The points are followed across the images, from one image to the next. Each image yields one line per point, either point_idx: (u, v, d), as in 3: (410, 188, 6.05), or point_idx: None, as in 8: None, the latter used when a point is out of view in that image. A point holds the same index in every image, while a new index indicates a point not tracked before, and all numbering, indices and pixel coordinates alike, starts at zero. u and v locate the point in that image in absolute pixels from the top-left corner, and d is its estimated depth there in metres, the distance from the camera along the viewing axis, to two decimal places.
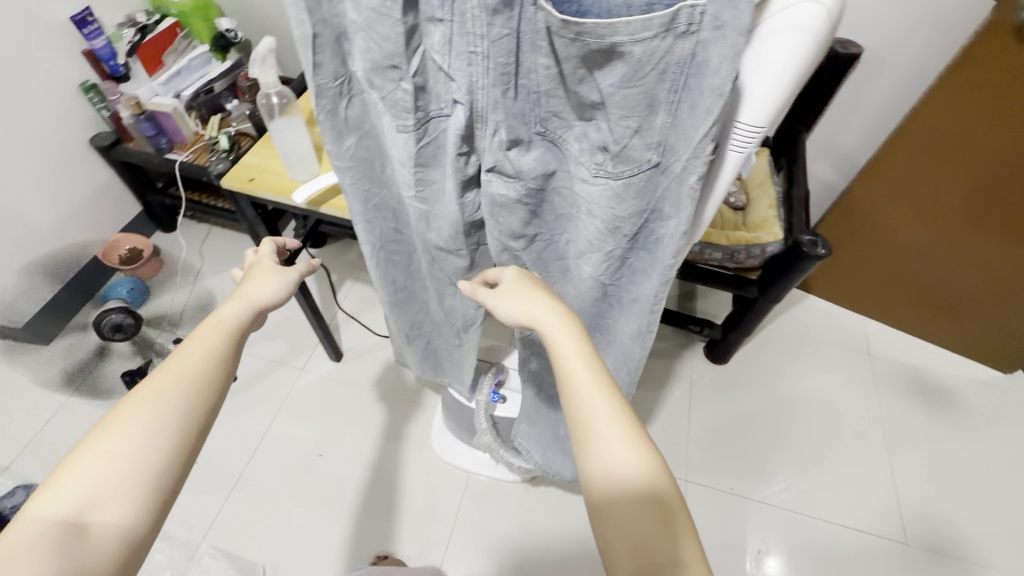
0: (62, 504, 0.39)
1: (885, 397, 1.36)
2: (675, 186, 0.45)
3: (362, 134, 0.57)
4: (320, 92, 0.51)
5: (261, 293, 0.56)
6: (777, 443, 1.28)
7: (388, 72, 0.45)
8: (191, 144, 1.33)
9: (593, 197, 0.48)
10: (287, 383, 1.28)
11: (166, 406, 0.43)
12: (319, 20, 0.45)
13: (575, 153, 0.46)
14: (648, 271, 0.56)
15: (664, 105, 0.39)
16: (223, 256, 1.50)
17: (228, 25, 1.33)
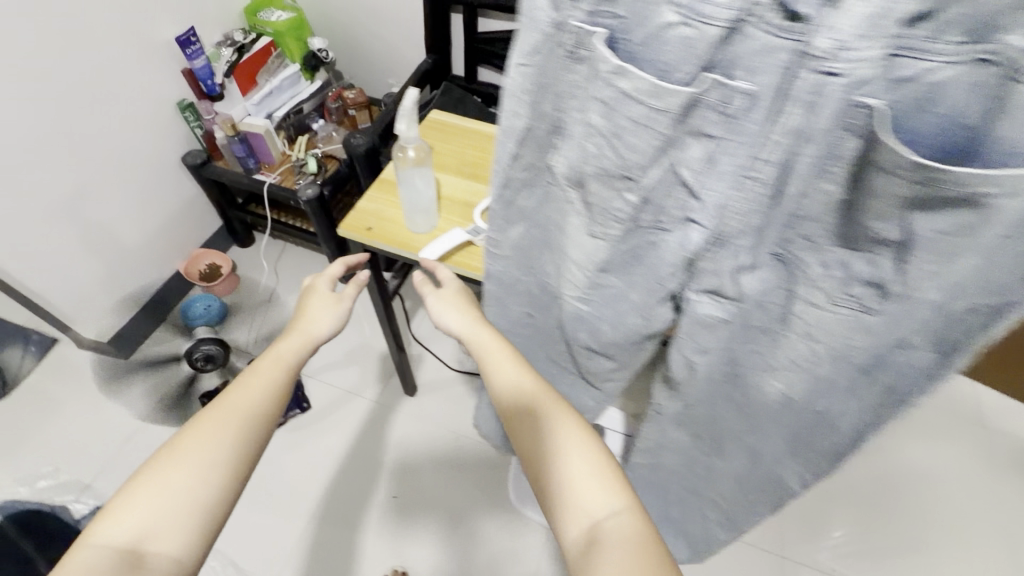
0: (119, 532, 0.44)
1: (1000, 478, 1.23)
2: (955, 327, 0.35)
3: (534, 229, 0.46)
4: (507, 183, 0.43)
5: (318, 328, 0.60)
6: (878, 519, 1.18)
7: (615, 181, 0.37)
8: (279, 164, 1.32)
9: (829, 330, 0.38)
10: (360, 416, 1.24)
11: (211, 441, 0.49)
12: (538, 113, 0.39)
13: (823, 284, 0.37)
14: (863, 402, 0.43)
15: (984, 250, 0.31)
16: (297, 275, 1.48)
17: (320, 45, 1.31)
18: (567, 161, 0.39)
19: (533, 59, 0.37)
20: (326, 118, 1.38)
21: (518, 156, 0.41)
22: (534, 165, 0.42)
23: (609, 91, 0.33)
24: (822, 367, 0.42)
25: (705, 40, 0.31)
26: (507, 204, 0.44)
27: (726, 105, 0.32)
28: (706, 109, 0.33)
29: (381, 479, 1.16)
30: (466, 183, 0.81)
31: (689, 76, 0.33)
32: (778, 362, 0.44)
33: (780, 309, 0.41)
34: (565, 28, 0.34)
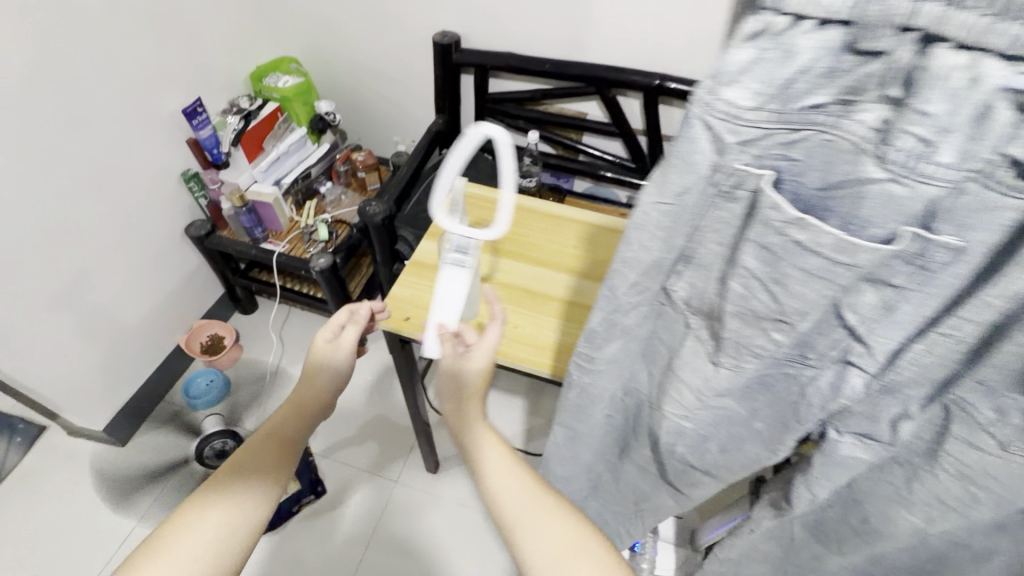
0: None
1: None
2: None
3: (638, 349, 0.43)
4: (613, 308, 0.38)
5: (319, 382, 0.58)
6: None
7: (762, 323, 0.32)
8: (287, 231, 1.26)
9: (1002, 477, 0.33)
10: (380, 498, 1.16)
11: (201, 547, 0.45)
12: (676, 250, 0.34)
13: (996, 433, 0.32)
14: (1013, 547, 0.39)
15: None
16: (304, 343, 1.40)
17: (328, 109, 1.29)
18: (697, 294, 0.35)
19: (680, 200, 0.32)
20: (334, 180, 1.36)
21: (636, 285, 0.36)
22: (650, 293, 0.37)
23: (780, 241, 0.29)
24: (980, 513, 0.36)
25: (910, 198, 0.27)
26: (608, 326, 0.40)
27: (925, 260, 0.28)
28: (901, 265, 0.29)
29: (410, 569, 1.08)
30: (507, 262, 0.76)
31: (888, 229, 0.28)
32: (916, 497, 0.39)
33: (926, 444, 0.36)
34: (724, 171, 0.30)
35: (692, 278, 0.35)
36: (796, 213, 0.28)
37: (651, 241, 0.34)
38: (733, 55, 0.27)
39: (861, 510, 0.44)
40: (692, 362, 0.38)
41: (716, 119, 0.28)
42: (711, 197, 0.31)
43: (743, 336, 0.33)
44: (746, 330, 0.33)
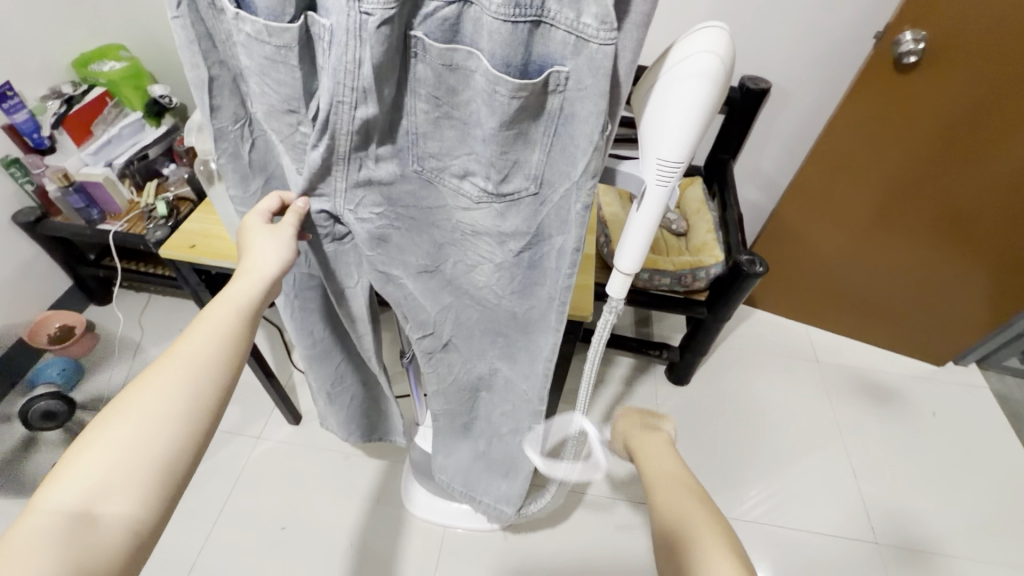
0: (70, 493, 0.40)
1: (838, 402, 1.41)
2: (557, 212, 0.48)
3: (261, 166, 0.57)
4: (220, 136, 0.52)
5: (263, 266, 0.55)
6: (748, 456, 1.31)
7: (285, 115, 0.47)
8: (126, 212, 1.28)
9: (478, 220, 0.51)
10: (243, 454, 1.21)
11: (169, 394, 0.46)
12: (213, 63, 0.47)
13: (451, 185, 0.49)
14: (540, 284, 0.57)
15: (540, 143, 0.44)
16: (165, 325, 1.42)
17: (161, 92, 1.31)
18: (258, 108, 0.49)
19: (181, 10, 0.43)
20: (177, 161, 1.35)
21: (230, 114, 0.51)
22: (237, 113, 0.51)
23: (241, 37, 0.42)
24: (498, 257, 0.54)
25: None
26: (235, 149, 0.54)
27: (323, 40, 0.41)
28: (317, 42, 0.42)
29: (271, 510, 1.14)
30: None
31: (293, 16, 0.41)
32: (471, 261, 0.57)
33: (447, 221, 0.54)
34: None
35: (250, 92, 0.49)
36: (235, 9, 0.40)
37: (192, 55, 0.46)
38: None
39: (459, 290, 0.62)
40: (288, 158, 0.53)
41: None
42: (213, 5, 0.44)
43: (279, 129, 0.49)
44: (279, 126, 0.48)
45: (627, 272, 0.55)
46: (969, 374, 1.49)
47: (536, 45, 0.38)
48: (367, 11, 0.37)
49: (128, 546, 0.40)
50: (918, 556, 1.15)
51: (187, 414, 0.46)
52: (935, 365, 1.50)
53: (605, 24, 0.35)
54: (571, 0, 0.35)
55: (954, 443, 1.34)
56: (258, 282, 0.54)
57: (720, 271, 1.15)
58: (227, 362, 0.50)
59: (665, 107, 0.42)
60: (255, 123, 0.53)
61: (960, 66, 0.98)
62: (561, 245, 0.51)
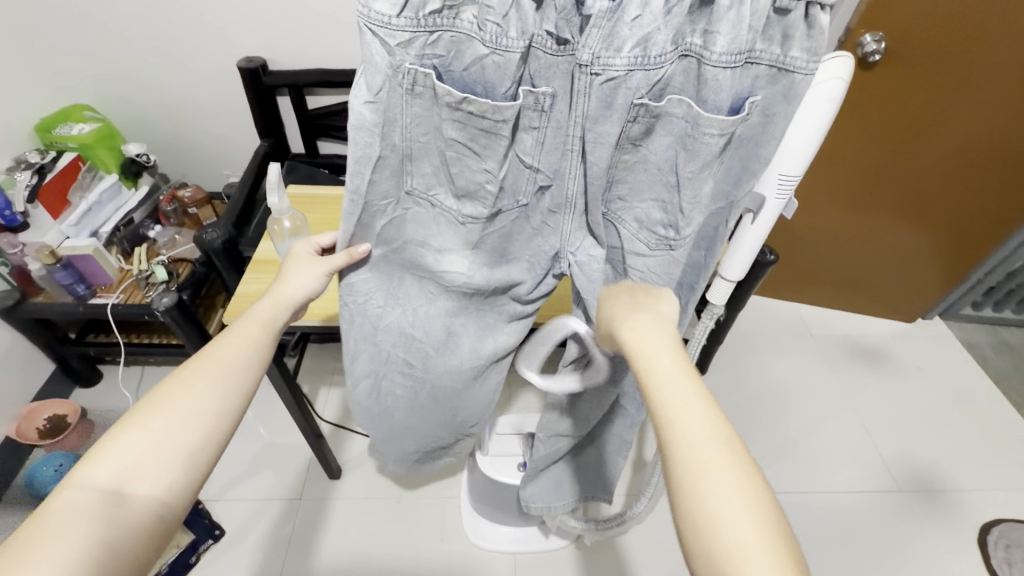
0: (105, 473, 0.41)
1: (838, 368, 1.54)
2: (719, 230, 0.54)
3: (420, 243, 0.57)
4: (366, 208, 0.52)
5: (294, 289, 0.58)
6: (775, 431, 1.39)
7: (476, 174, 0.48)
8: (118, 283, 1.19)
9: (650, 266, 0.55)
10: (287, 520, 1.15)
11: (197, 390, 0.46)
12: (385, 142, 0.47)
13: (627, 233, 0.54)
14: (678, 307, 0.64)
15: (716, 173, 0.49)
16: None
17: (138, 150, 1.24)
18: (447, 190, 0.51)
19: (378, 96, 0.43)
20: (164, 223, 1.29)
21: (385, 189, 0.51)
22: (390, 190, 0.51)
23: (455, 115, 0.44)
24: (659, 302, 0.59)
25: (511, 61, 0.42)
26: (399, 224, 0.55)
27: (540, 106, 0.45)
28: (527, 112, 0.46)
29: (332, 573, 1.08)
30: None
31: (509, 86, 0.44)
32: None
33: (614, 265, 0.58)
34: (402, 71, 0.42)
35: (415, 167, 0.49)
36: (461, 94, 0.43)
37: (368, 136, 0.45)
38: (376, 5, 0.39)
39: None
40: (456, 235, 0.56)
41: (365, 25, 0.40)
42: (404, 95, 0.44)
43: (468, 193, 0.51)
44: (468, 196, 0.51)
45: (732, 279, 0.61)
46: (935, 327, 1.67)
47: (738, 82, 0.43)
48: (598, 72, 0.42)
49: (150, 528, 0.41)
50: (939, 496, 1.27)
51: (215, 410, 0.46)
52: (907, 324, 1.68)
53: (816, 57, 0.41)
54: (779, 39, 0.41)
55: (939, 389, 1.50)
56: (284, 303, 0.56)
57: None
58: (255, 363, 0.50)
59: (800, 130, 0.47)
60: (402, 200, 0.53)
61: (926, 64, 1.12)
62: (700, 259, 0.58)
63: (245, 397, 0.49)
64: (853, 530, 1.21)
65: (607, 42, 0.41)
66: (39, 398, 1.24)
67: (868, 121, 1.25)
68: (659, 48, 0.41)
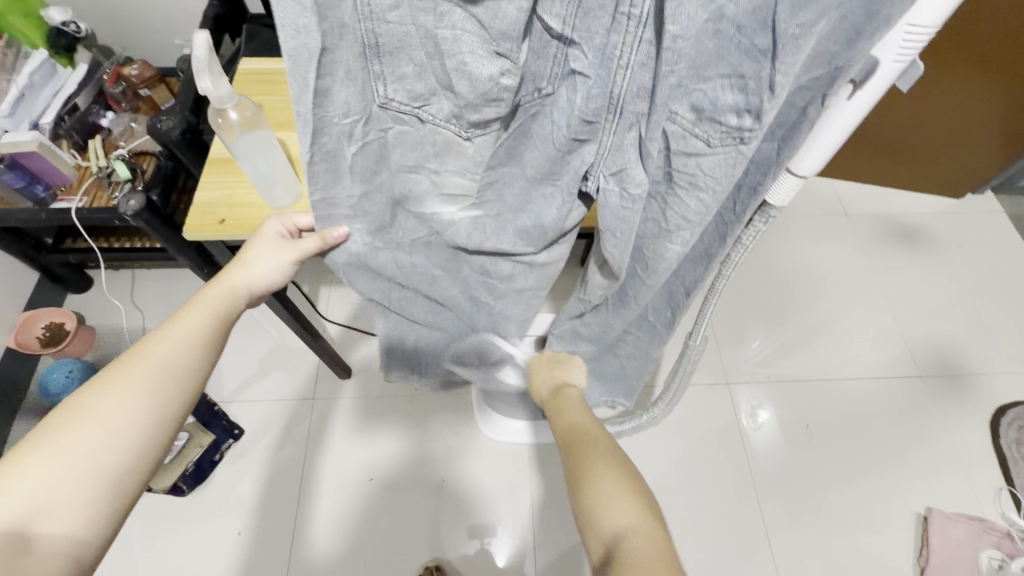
0: (12, 505, 0.39)
1: (871, 250, 1.43)
2: (816, 110, 0.40)
3: (410, 171, 0.45)
4: (320, 126, 0.37)
5: (256, 278, 0.58)
6: (795, 318, 1.34)
7: (485, 62, 0.34)
8: (79, 182, 1.06)
9: (708, 170, 0.42)
10: (304, 417, 1.16)
11: (127, 400, 0.45)
12: (330, 22, 0.32)
13: (683, 126, 0.40)
14: (738, 211, 0.51)
15: (825, 23, 0.34)
16: (166, 298, 1.27)
17: (63, 16, 1.04)
18: (446, 101, 0.38)
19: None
20: (116, 108, 1.11)
21: (348, 102, 0.37)
22: (354, 100, 0.37)
23: None
24: (709, 212, 0.47)
25: None
26: (379, 153, 0.42)
27: None
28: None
29: (355, 463, 1.12)
30: None
31: None
32: (669, 222, 0.49)
33: (658, 170, 0.45)
34: None
35: (386, 67, 0.36)
36: None
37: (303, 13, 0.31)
38: None
39: (640, 246, 0.54)
40: (471, 155, 0.44)
41: None
42: None
43: (473, 95, 0.36)
44: (476, 101, 0.37)
45: (801, 175, 0.47)
46: (986, 202, 1.52)
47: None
48: None
49: (65, 566, 0.40)
50: (958, 379, 1.25)
51: (146, 428, 0.46)
52: (955, 199, 1.52)
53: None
54: None
55: (978, 270, 1.40)
56: (240, 292, 0.57)
57: None
58: (195, 372, 0.50)
59: None
60: (376, 117, 0.40)
61: None
62: (769, 152, 0.45)
63: (181, 407, 0.48)
64: (867, 414, 1.21)
65: None
66: (33, 306, 1.20)
67: None
68: None
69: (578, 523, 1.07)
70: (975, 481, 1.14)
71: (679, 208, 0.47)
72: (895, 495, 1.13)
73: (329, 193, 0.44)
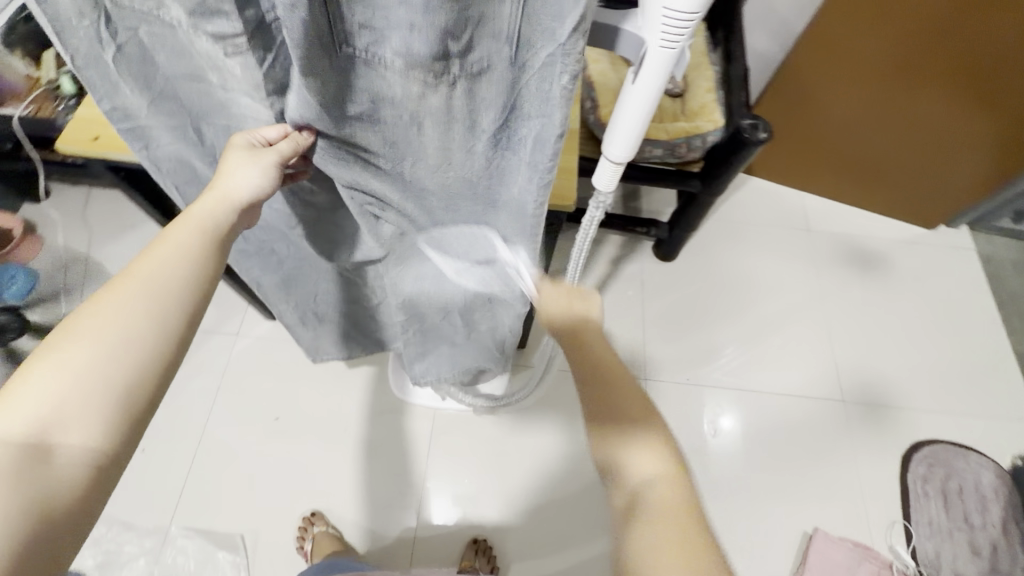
0: (21, 420, 0.35)
1: (824, 270, 1.40)
2: (537, 79, 0.41)
3: (192, 78, 0.46)
4: (58, 24, 0.41)
5: (235, 187, 0.48)
6: (729, 325, 1.32)
7: None
8: (27, 92, 1.08)
9: (436, 116, 0.45)
10: (224, 351, 1.19)
11: (122, 317, 0.39)
12: None
13: (399, 80, 0.41)
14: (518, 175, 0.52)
15: None
16: (114, 220, 1.30)
17: None
18: (175, 4, 0.38)
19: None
20: None
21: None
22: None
23: None
24: (467, 159, 0.50)
25: None
26: (143, 54, 0.45)
27: None
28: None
29: (265, 402, 1.15)
30: None
31: None
32: (437, 170, 0.52)
33: (400, 121, 0.46)
34: None
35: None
36: None
37: None
38: None
39: (430, 199, 0.57)
40: (240, 77, 0.43)
41: None
42: None
43: (208, 18, 0.38)
44: (200, 10, 0.38)
45: (617, 161, 0.48)
46: (959, 237, 1.46)
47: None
48: None
49: (83, 480, 0.35)
50: (880, 411, 1.23)
51: (151, 342, 0.40)
52: (925, 230, 1.47)
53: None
54: None
55: (929, 306, 1.36)
56: (226, 203, 0.47)
57: (719, 138, 1.03)
58: (191, 282, 0.43)
59: None
60: (113, 16, 0.41)
61: None
62: (537, 130, 0.45)
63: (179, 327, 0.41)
64: (780, 432, 1.20)
65: None
66: None
67: None
68: None
69: (469, 493, 1.09)
70: (870, 512, 1.13)
71: (427, 151, 0.49)
72: (789, 513, 1.13)
73: (116, 102, 0.48)
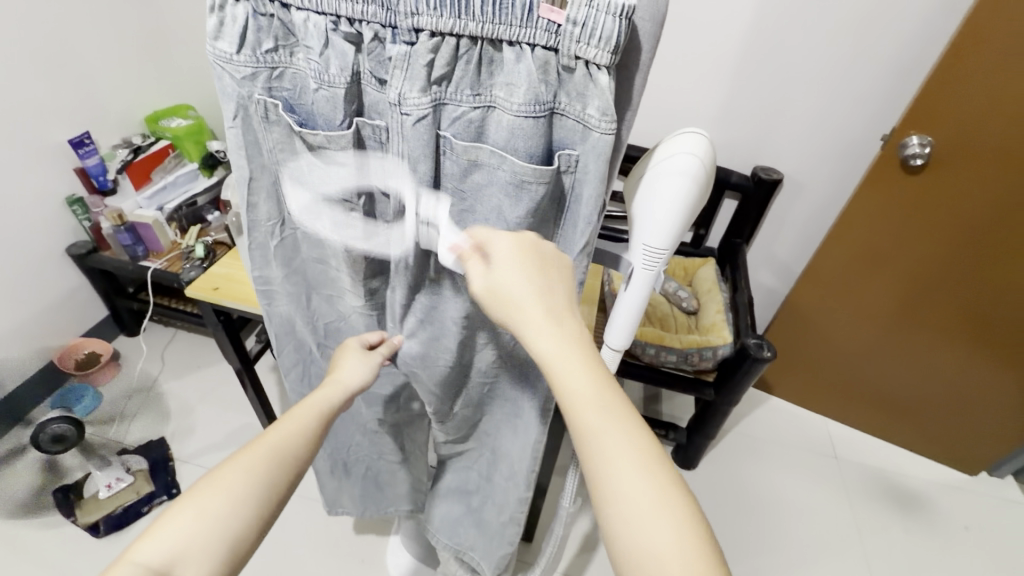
0: (157, 554, 0.41)
1: (858, 504, 1.32)
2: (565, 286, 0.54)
3: (317, 262, 0.63)
4: (254, 226, 0.59)
5: (351, 381, 0.59)
6: (756, 552, 1.22)
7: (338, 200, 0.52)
8: (168, 252, 1.36)
9: None
10: None
11: (252, 477, 0.46)
12: (254, 163, 0.53)
13: (471, 276, 0.54)
14: None
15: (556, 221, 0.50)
16: (185, 360, 1.47)
17: (219, 146, 1.39)
18: (326, 217, 0.56)
19: (237, 121, 0.50)
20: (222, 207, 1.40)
21: (267, 212, 0.58)
22: (270, 212, 0.58)
23: (310, 159, 0.50)
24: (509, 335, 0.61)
25: (338, 95, 0.45)
26: (294, 245, 0.62)
27: (376, 137, 0.48)
28: (367, 141, 0.49)
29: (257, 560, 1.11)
30: None
31: (345, 119, 0.47)
32: (483, 341, 0.62)
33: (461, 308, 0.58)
34: (249, 102, 0.48)
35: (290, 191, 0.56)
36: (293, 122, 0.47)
37: (238, 157, 0.53)
38: (220, 48, 0.45)
39: (474, 370, 0.67)
40: (351, 262, 0.59)
41: (221, 66, 0.46)
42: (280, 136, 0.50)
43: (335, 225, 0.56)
44: (341, 217, 0.54)
45: (617, 349, 0.62)
46: (1006, 488, 1.38)
47: (559, 125, 0.44)
48: (406, 111, 0.43)
49: None
50: None
51: (265, 504, 0.45)
52: (968, 476, 1.40)
53: (606, 116, 0.41)
54: (576, 96, 0.42)
55: (987, 564, 1.22)
56: (341, 391, 0.58)
57: (728, 352, 1.13)
58: (309, 450, 0.50)
59: (657, 216, 0.50)
60: (286, 222, 0.59)
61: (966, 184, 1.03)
62: None
63: (284, 501, 0.47)
64: None
65: (410, 84, 0.42)
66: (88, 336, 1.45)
67: (918, 232, 1.12)
68: (510, 105, 0.42)
69: None
70: None
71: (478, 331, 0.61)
72: None
73: (263, 272, 0.65)
